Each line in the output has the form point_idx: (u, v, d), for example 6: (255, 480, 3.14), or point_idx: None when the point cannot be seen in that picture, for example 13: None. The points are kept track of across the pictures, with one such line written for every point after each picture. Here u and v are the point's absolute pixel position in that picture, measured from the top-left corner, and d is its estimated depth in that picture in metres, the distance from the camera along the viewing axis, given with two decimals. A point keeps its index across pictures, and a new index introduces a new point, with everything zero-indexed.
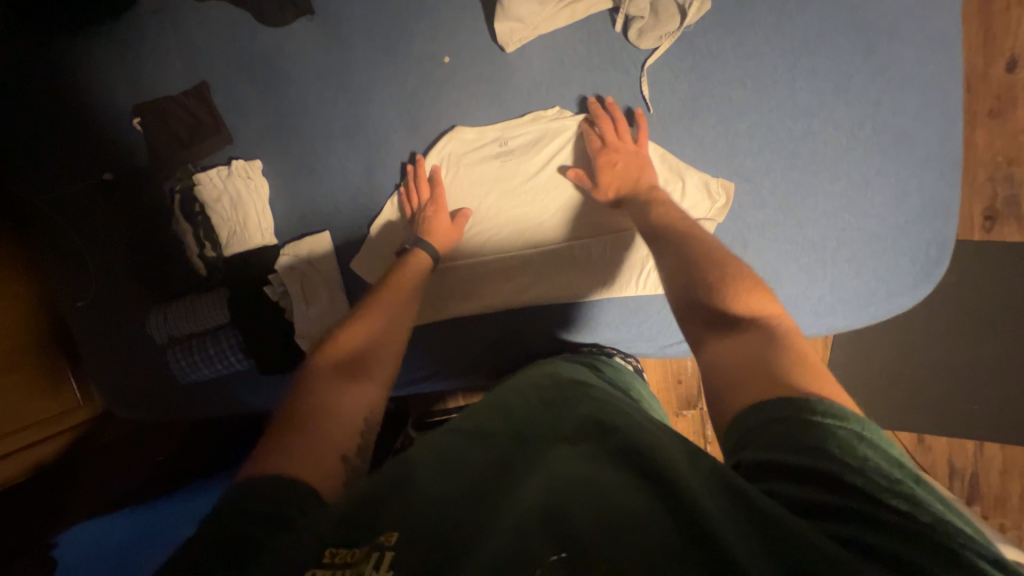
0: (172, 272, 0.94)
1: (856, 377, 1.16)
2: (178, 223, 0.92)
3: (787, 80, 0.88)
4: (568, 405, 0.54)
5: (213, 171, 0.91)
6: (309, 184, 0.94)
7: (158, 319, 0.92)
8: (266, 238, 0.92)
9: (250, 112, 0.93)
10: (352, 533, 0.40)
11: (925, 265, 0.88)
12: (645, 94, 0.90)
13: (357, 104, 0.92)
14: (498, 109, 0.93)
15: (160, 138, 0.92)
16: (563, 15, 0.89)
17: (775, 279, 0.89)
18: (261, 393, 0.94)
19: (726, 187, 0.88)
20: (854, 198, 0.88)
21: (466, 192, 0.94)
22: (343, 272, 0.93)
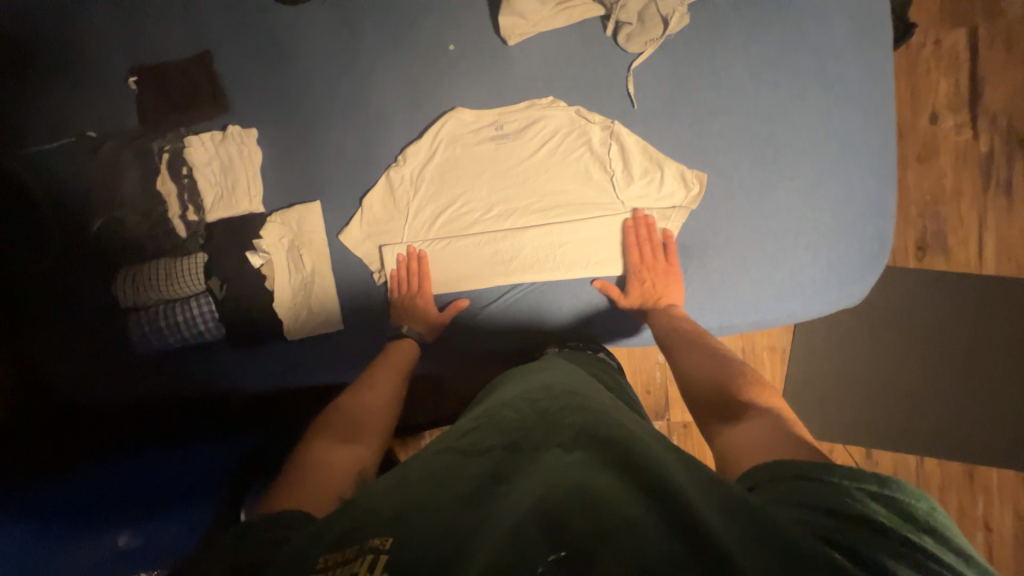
0: (149, 233, 0.89)
1: (804, 378, 1.21)
2: (163, 182, 0.89)
3: (752, 89, 0.92)
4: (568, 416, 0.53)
5: (207, 136, 0.89)
6: (303, 157, 0.91)
7: (126, 280, 0.88)
8: (254, 206, 0.90)
9: (248, 79, 0.90)
10: (346, 540, 0.40)
11: (870, 257, 0.94)
12: (630, 90, 0.92)
13: (350, 78, 0.91)
14: (495, 95, 0.93)
15: (157, 103, 0.89)
16: (561, 16, 0.92)
17: (741, 264, 0.94)
18: (226, 368, 0.92)
19: (698, 177, 0.92)
20: (810, 194, 0.93)
21: (460, 171, 0.93)
22: (332, 246, 0.92)
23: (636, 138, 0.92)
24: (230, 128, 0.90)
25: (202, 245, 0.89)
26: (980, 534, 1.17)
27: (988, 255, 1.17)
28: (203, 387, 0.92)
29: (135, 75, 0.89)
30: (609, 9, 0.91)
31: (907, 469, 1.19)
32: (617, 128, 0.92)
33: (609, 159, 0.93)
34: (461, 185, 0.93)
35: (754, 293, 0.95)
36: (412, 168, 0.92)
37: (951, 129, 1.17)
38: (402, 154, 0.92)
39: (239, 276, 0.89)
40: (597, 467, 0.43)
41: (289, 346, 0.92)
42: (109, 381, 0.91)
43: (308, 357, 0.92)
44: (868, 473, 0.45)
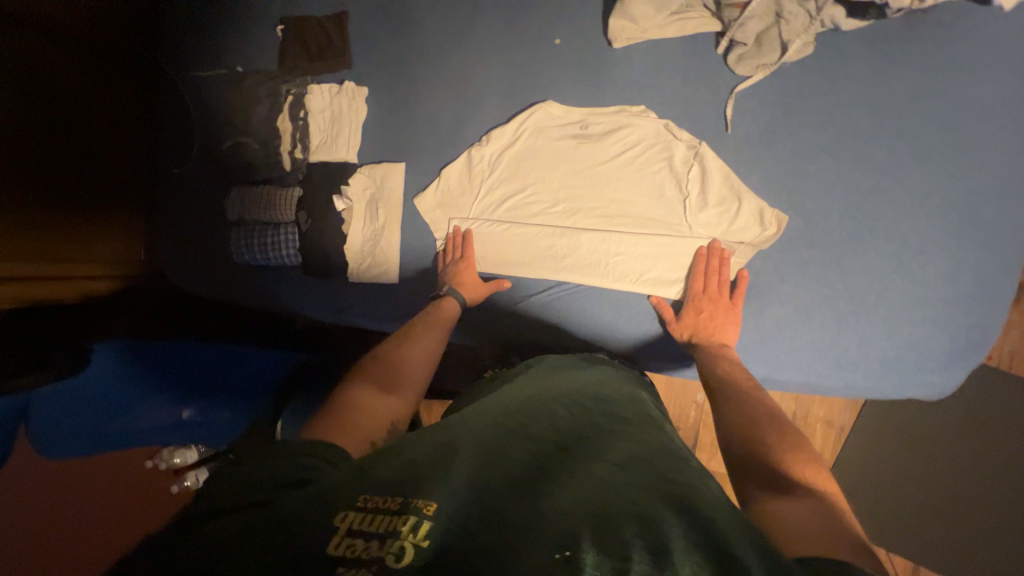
0: (262, 159, 0.96)
1: (847, 450, 1.19)
2: (281, 120, 0.96)
3: (867, 136, 0.87)
4: (622, 440, 0.52)
5: (327, 86, 0.95)
6: (402, 121, 0.95)
7: (238, 195, 0.95)
8: (350, 156, 0.96)
9: (373, 43, 0.95)
10: (391, 489, 0.41)
11: (962, 349, 0.88)
12: (727, 113, 0.90)
13: (464, 57, 0.93)
14: (591, 92, 0.93)
15: (294, 50, 0.96)
16: (675, 27, 0.90)
17: (803, 319, 0.90)
18: (297, 292, 0.98)
19: (777, 219, 0.88)
20: (903, 262, 0.87)
21: (538, 162, 0.94)
22: (405, 207, 0.96)
23: (720, 163, 0.89)
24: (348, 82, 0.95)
25: (301, 180, 0.96)
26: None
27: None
28: (276, 306, 0.99)
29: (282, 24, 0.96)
30: (725, 28, 0.88)
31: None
32: (703, 150, 0.89)
33: (684, 178, 0.91)
34: (536, 176, 0.94)
35: (813, 352, 0.91)
36: (494, 149, 0.94)
37: None
38: (487, 135, 0.94)
39: (325, 221, 0.95)
40: (652, 501, 0.42)
41: (354, 287, 0.97)
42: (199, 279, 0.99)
43: (362, 302, 0.97)
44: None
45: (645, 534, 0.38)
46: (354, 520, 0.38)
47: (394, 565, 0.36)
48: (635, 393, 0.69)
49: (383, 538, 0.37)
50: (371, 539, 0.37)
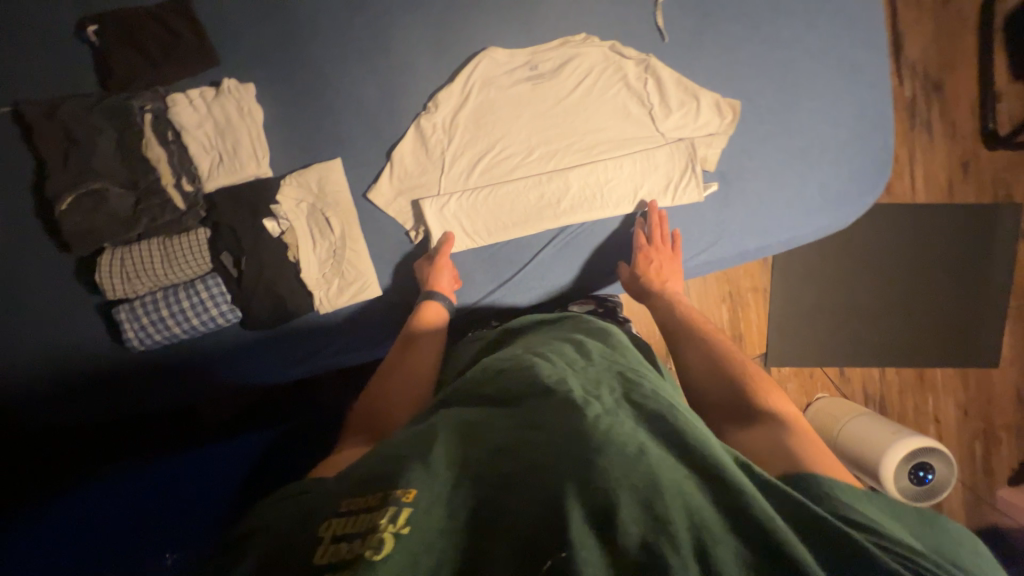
0: (137, 209, 0.81)
1: (802, 315, 1.27)
2: (148, 148, 0.82)
3: (776, 17, 0.88)
4: (605, 376, 0.50)
5: (197, 93, 0.82)
6: (318, 111, 0.85)
7: (113, 260, 0.81)
8: (262, 168, 0.85)
9: (248, 33, 0.83)
10: (370, 487, 0.38)
11: (882, 165, 0.92)
12: (660, 24, 0.86)
13: (374, 24, 0.84)
14: (526, 31, 0.85)
15: (124, 52, 0.81)
16: None
17: (773, 184, 0.90)
18: (241, 359, 0.88)
19: (732, 104, 0.87)
20: (829, 111, 0.90)
21: (497, 114, 0.86)
22: (359, 208, 0.88)
23: (670, 70, 0.86)
24: (225, 81, 0.83)
25: (205, 217, 0.84)
26: (931, 426, 1.32)
27: (921, 182, 1.28)
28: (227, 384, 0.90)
29: (93, 23, 0.80)
30: None
31: (871, 381, 1.31)
32: (653, 61, 0.85)
33: (645, 96, 0.87)
34: (500, 130, 0.87)
35: (785, 209, 0.91)
36: (444, 115, 0.86)
37: (916, 66, 1.26)
38: (431, 101, 0.85)
39: (259, 249, 0.84)
40: (644, 438, 0.40)
41: (308, 321, 0.89)
42: (132, 395, 0.87)
43: (331, 328, 0.90)
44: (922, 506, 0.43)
45: (638, 475, 0.36)
46: (337, 527, 0.35)
47: (372, 558, 0.32)
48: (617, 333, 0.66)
49: (365, 534, 0.34)
50: (351, 538, 0.34)
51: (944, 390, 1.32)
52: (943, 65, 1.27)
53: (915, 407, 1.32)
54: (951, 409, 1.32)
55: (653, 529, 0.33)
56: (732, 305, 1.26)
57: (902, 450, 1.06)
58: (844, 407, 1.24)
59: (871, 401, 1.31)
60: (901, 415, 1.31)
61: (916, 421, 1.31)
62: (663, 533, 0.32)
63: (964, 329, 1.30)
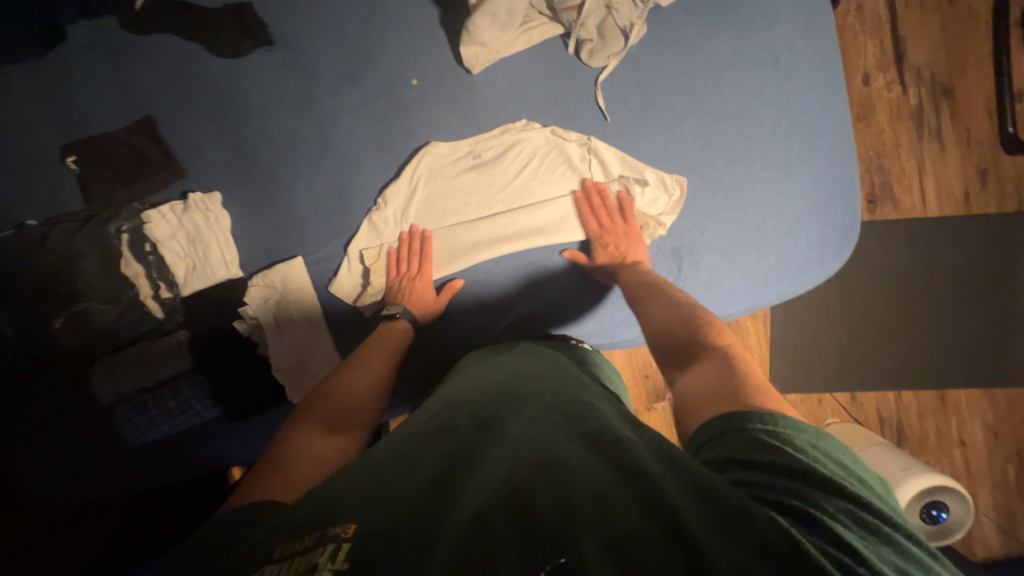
0: (119, 320, 0.84)
1: (796, 336, 1.36)
2: (126, 265, 0.84)
3: (715, 78, 0.87)
4: (539, 397, 0.54)
5: (166, 208, 0.85)
6: (278, 210, 0.89)
7: (106, 370, 0.84)
8: (232, 271, 0.87)
9: (207, 145, 0.88)
10: (305, 529, 0.40)
11: (845, 232, 0.88)
12: (601, 105, 0.86)
13: (325, 129, 0.88)
14: (468, 125, 0.88)
15: (99, 176, 0.85)
16: (522, 39, 0.86)
17: (729, 257, 0.87)
18: (224, 444, 0.89)
19: (679, 180, 0.85)
20: (783, 182, 0.87)
21: (444, 205, 0.88)
22: (321, 299, 0.89)
23: (614, 150, 0.86)
24: (191, 195, 0.86)
25: (183, 321, 0.86)
26: (957, 450, 1.34)
27: (931, 196, 1.35)
28: (197, 467, 0.89)
29: (72, 153, 0.85)
30: (569, 27, 0.85)
31: (887, 405, 1.36)
32: (595, 143, 0.86)
33: (589, 177, 0.87)
34: (448, 221, 0.88)
35: (745, 283, 0.88)
36: (394, 210, 0.88)
37: (885, 87, 1.34)
38: (381, 197, 0.87)
39: (233, 354, 0.87)
40: (565, 448, 0.44)
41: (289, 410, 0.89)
42: (107, 482, 0.86)
43: None
44: (807, 425, 0.49)
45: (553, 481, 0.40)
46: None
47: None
48: (553, 359, 0.71)
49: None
50: None
51: (963, 406, 1.35)
52: (952, 69, 1.35)
53: (918, 420, 1.35)
54: (978, 431, 1.34)
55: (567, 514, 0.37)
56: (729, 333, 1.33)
57: (927, 482, 1.12)
58: (856, 435, 1.30)
59: (874, 416, 1.36)
60: (899, 427, 1.36)
61: (941, 447, 1.35)
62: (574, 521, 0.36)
63: (959, 342, 1.36)
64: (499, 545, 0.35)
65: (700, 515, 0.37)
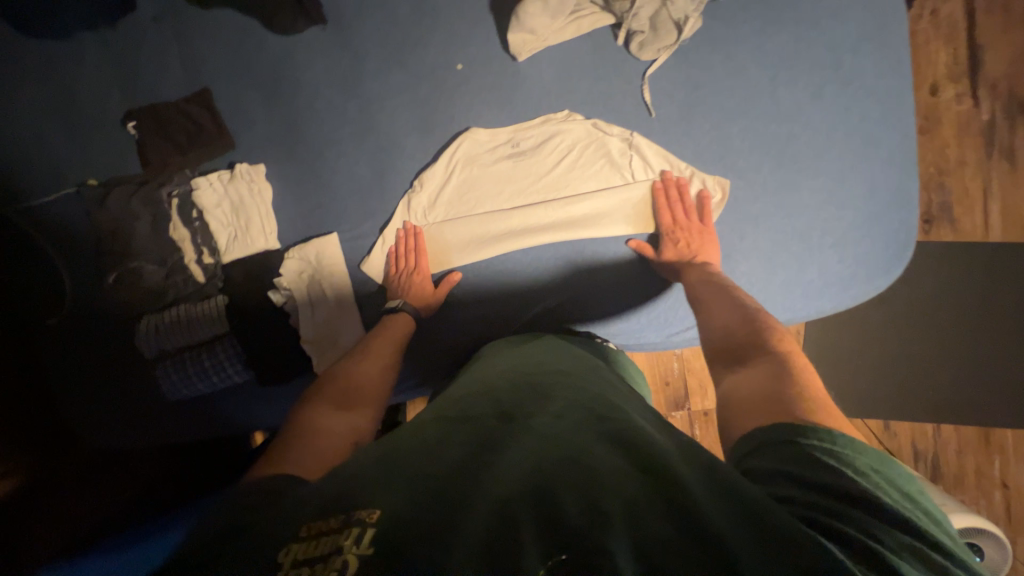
0: (166, 282, 0.88)
1: (830, 355, 1.30)
2: (174, 229, 0.88)
3: (770, 78, 0.83)
4: (569, 397, 0.53)
5: (215, 176, 0.88)
6: (318, 186, 0.91)
7: (149, 327, 0.88)
8: (270, 243, 0.90)
9: (256, 118, 0.91)
10: (331, 509, 0.39)
11: (897, 249, 0.84)
12: (647, 100, 0.84)
13: (369, 109, 0.89)
14: (510, 113, 0.87)
15: (155, 142, 0.89)
16: (570, 28, 0.85)
17: (768, 267, 0.84)
18: (253, 407, 0.93)
19: (722, 183, 0.83)
20: (834, 191, 0.83)
21: (479, 191, 0.88)
22: (352, 276, 0.91)
23: (656, 147, 0.84)
24: (238, 165, 0.89)
25: (222, 287, 0.89)
26: (998, 492, 1.26)
27: (996, 219, 1.26)
28: (226, 427, 0.93)
29: (133, 119, 0.89)
30: (620, 18, 0.83)
31: (923, 437, 1.29)
32: (637, 139, 0.84)
33: (628, 173, 0.85)
34: (483, 207, 0.88)
35: (783, 294, 0.84)
36: (429, 193, 0.88)
37: (955, 99, 1.25)
38: (417, 179, 0.88)
39: (266, 322, 0.90)
40: (594, 449, 0.43)
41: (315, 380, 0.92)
42: (146, 432, 0.92)
43: None
44: (868, 447, 0.46)
45: (585, 489, 0.38)
46: (298, 552, 0.37)
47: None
48: (585, 358, 0.68)
49: (326, 558, 0.35)
50: (315, 563, 0.35)
51: (1009, 447, 1.26)
52: None
53: (957, 457, 1.28)
54: None
55: (600, 521, 0.36)
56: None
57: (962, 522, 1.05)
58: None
59: (908, 447, 1.29)
60: (935, 461, 1.28)
61: (980, 487, 1.27)
62: (606, 534, 0.35)
63: (1012, 378, 1.27)
64: (524, 539, 0.35)
65: (735, 531, 0.35)
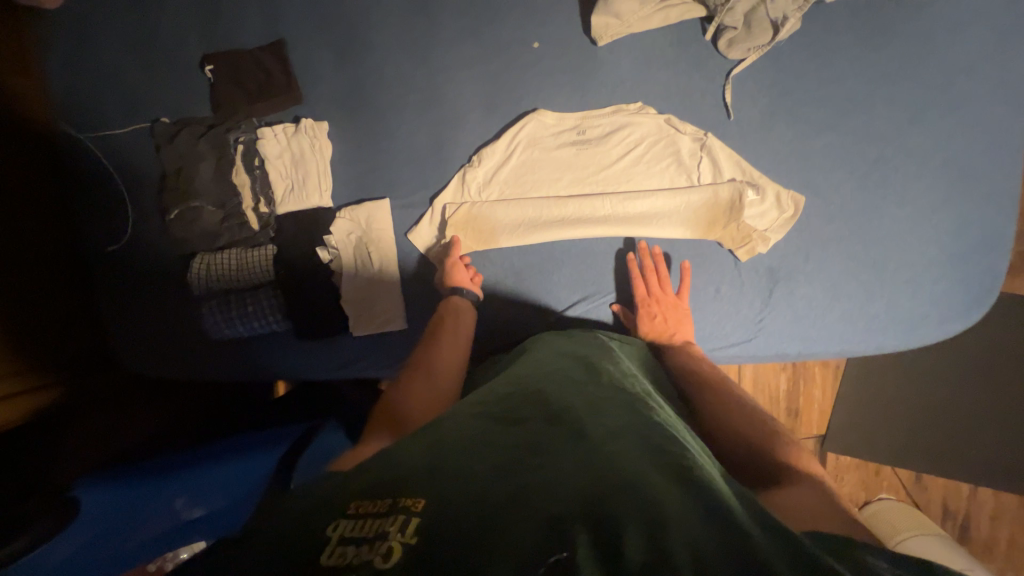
0: (222, 225, 0.90)
1: (871, 395, 1.24)
2: (236, 174, 0.90)
3: (865, 95, 0.78)
4: (617, 414, 0.52)
5: (280, 128, 0.90)
6: (378, 150, 0.91)
7: (201, 267, 0.91)
8: (324, 201, 0.91)
9: (328, 75, 0.91)
10: (378, 492, 0.41)
11: (977, 294, 0.78)
12: (727, 101, 0.80)
13: (440, 78, 0.88)
14: (581, 99, 0.85)
15: (229, 88, 0.91)
16: (658, 17, 0.80)
17: (831, 294, 0.80)
18: (289, 357, 0.95)
19: (796, 200, 0.78)
20: (916, 223, 0.77)
21: (537, 176, 0.86)
22: (399, 244, 0.92)
23: (729, 152, 0.80)
24: (303, 120, 0.90)
25: (274, 237, 0.91)
26: None
27: None
28: (260, 372, 0.95)
29: (210, 62, 0.91)
30: (712, 11, 0.79)
31: (957, 497, 1.25)
32: (710, 141, 0.80)
33: (695, 175, 0.82)
34: (539, 191, 0.86)
35: (843, 324, 0.80)
36: (487, 170, 0.87)
37: None
38: (476, 155, 0.87)
39: (310, 277, 0.91)
40: (647, 472, 0.42)
41: (351, 340, 0.94)
42: (183, 364, 0.95)
43: (371, 355, 0.94)
44: None
45: (638, 511, 0.38)
46: (346, 529, 0.37)
47: (382, 564, 0.34)
48: (631, 372, 0.67)
49: (373, 540, 0.36)
50: (360, 544, 0.36)
51: None
52: None
53: (990, 523, 1.23)
54: None
55: (653, 548, 0.35)
56: (793, 377, 1.25)
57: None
58: (908, 517, 1.19)
59: (938, 505, 1.26)
60: (965, 523, 1.25)
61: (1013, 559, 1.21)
62: (660, 564, 0.34)
63: None
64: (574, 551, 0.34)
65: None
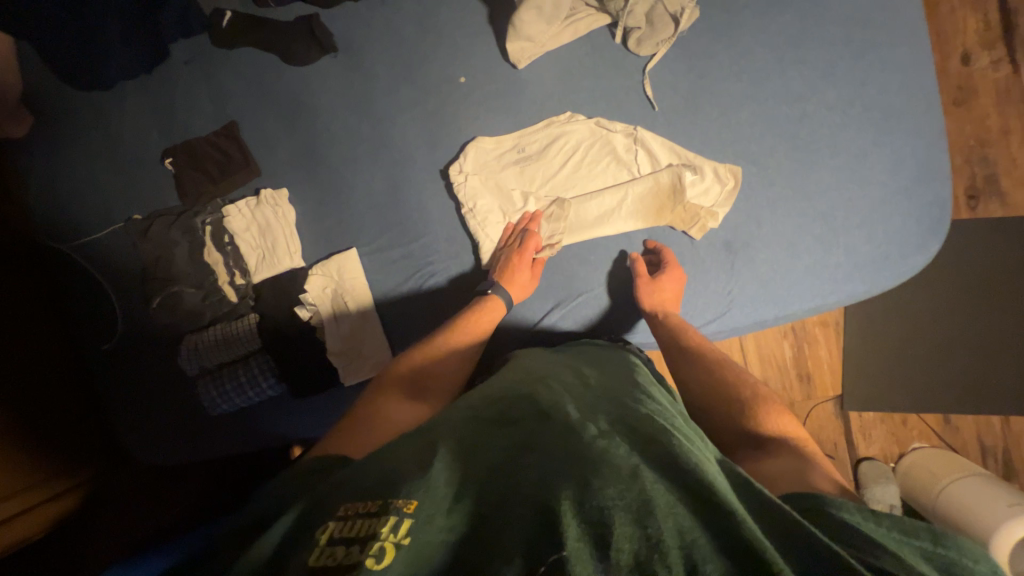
0: (203, 302, 0.94)
1: (875, 347, 1.23)
2: (208, 253, 0.93)
3: (777, 61, 0.81)
4: (610, 411, 0.52)
5: (243, 203, 0.94)
6: (337, 203, 0.95)
7: (190, 345, 0.94)
8: (295, 261, 0.95)
9: (278, 144, 0.96)
10: (370, 494, 0.41)
11: (931, 224, 0.80)
12: (649, 94, 0.84)
13: (382, 126, 0.93)
14: (514, 118, 0.89)
15: (189, 175, 0.96)
16: (567, 32, 0.86)
17: (793, 253, 0.81)
18: (288, 420, 0.97)
19: (735, 171, 0.81)
20: (855, 169, 0.80)
21: (490, 198, 0.90)
22: (372, 288, 0.94)
23: (662, 140, 0.84)
24: (263, 191, 0.95)
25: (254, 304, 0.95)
26: None
27: None
28: (263, 439, 0.97)
29: (169, 156, 0.97)
30: (616, 16, 0.84)
31: (989, 432, 1.23)
32: (642, 133, 0.84)
33: (635, 168, 0.85)
34: (495, 213, 0.89)
35: (811, 280, 0.81)
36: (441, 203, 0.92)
37: (989, 66, 1.18)
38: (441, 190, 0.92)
39: (293, 337, 0.93)
40: (636, 459, 0.43)
41: (344, 390, 0.95)
42: (190, 444, 0.97)
43: None
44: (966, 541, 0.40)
45: (629, 498, 0.38)
46: (334, 530, 0.38)
47: (372, 564, 0.35)
48: (628, 368, 0.67)
49: (363, 541, 0.37)
50: (350, 544, 0.37)
51: None
52: None
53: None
54: None
55: (645, 545, 0.35)
56: (796, 342, 1.23)
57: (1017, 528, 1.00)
58: (949, 463, 1.18)
59: (974, 443, 1.23)
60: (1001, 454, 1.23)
61: None
62: (651, 560, 0.34)
63: None
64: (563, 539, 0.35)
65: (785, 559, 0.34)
